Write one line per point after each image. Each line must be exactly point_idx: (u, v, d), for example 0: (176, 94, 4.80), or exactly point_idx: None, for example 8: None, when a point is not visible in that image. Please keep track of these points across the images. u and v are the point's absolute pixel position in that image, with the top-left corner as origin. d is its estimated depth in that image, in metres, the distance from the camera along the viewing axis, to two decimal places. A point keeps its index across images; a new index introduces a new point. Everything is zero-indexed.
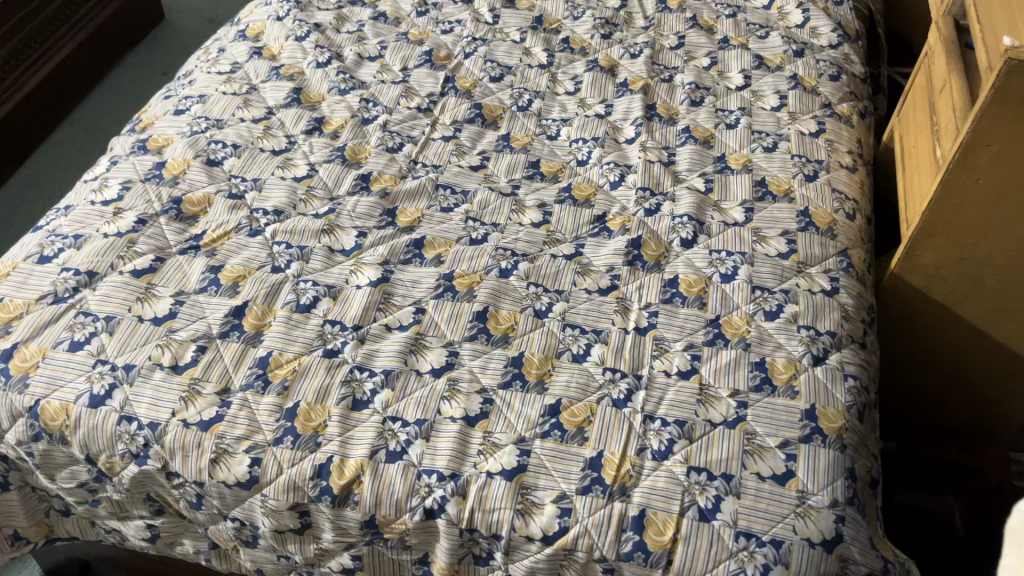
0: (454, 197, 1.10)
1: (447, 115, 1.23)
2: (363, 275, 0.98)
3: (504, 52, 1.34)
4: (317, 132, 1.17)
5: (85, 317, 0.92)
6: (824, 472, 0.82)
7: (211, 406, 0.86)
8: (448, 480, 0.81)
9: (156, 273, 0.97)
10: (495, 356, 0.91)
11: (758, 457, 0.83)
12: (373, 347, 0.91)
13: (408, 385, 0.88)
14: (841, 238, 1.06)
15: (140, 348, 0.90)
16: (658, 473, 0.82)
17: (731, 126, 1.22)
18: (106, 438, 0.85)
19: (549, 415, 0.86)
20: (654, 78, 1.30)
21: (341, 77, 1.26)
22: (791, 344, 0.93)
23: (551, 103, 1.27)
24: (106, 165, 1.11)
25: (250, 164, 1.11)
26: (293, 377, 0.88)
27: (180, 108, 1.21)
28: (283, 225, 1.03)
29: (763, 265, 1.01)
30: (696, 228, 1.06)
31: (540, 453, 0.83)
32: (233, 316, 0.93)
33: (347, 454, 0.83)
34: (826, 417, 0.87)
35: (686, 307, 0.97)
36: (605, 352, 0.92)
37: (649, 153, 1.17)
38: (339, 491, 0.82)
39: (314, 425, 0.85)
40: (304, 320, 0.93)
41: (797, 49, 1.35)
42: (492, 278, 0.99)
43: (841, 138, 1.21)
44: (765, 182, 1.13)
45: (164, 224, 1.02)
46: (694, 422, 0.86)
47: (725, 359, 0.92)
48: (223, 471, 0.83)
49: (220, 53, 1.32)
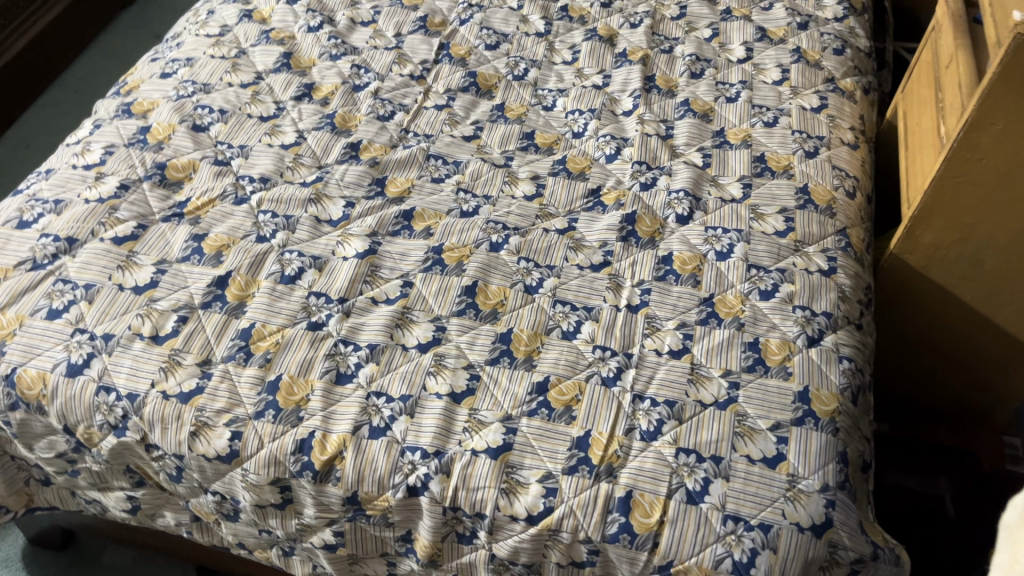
0: (445, 167, 1.08)
1: (441, 83, 1.20)
2: (350, 246, 0.96)
3: (501, 19, 1.31)
4: (307, 99, 1.14)
5: (64, 285, 0.90)
6: (815, 455, 0.81)
7: (191, 377, 0.84)
8: (432, 458, 0.80)
9: (137, 241, 0.94)
10: (483, 331, 0.89)
11: (748, 439, 0.81)
12: (359, 320, 0.89)
13: (393, 360, 0.86)
14: (840, 217, 1.04)
15: (120, 317, 0.88)
16: (646, 454, 0.80)
17: (731, 100, 1.19)
18: (84, 409, 0.84)
19: (537, 393, 0.84)
20: (654, 49, 1.27)
21: (333, 42, 1.23)
22: (785, 325, 0.92)
23: (548, 72, 1.24)
24: (89, 128, 1.08)
25: (237, 131, 1.08)
26: (276, 350, 0.86)
27: (167, 71, 1.18)
28: (269, 194, 1.01)
29: (760, 243, 0.99)
30: (692, 204, 1.04)
31: (526, 432, 0.81)
32: (215, 286, 0.91)
33: (330, 430, 0.82)
34: (819, 399, 0.85)
35: (680, 285, 0.95)
36: (596, 330, 0.90)
37: (646, 126, 1.14)
38: (321, 467, 0.80)
39: (296, 399, 0.83)
40: (289, 292, 0.91)
41: (801, 21, 1.32)
42: (482, 252, 0.97)
43: (844, 114, 1.18)
44: (764, 158, 1.10)
45: (147, 191, 1.00)
46: (684, 403, 0.84)
47: (717, 339, 0.90)
48: (203, 444, 0.82)
49: (209, 15, 1.29)
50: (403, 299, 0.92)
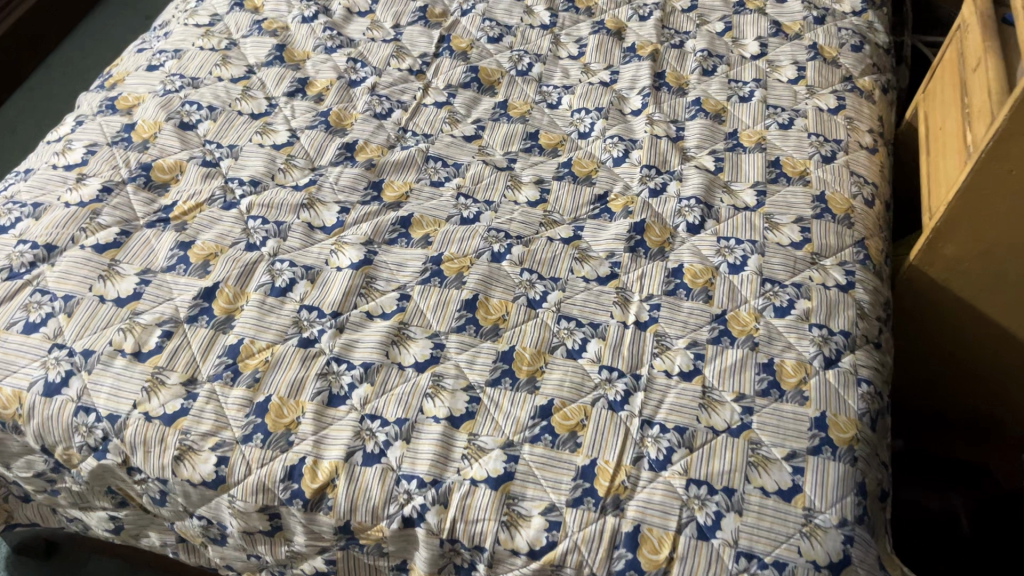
0: (445, 170, 1.03)
1: (441, 78, 1.14)
2: (345, 255, 0.91)
3: (505, 10, 1.25)
4: (300, 95, 1.08)
5: (42, 296, 0.85)
6: (833, 487, 0.77)
7: (176, 397, 0.80)
8: (429, 488, 0.76)
9: (120, 248, 0.89)
10: (484, 350, 0.85)
11: (763, 470, 0.77)
12: (353, 336, 0.85)
13: (389, 380, 0.82)
14: (858, 227, 0.99)
15: (101, 332, 0.83)
16: (655, 485, 0.76)
17: (744, 99, 1.14)
18: (62, 430, 0.79)
19: (540, 418, 0.80)
20: (664, 44, 1.22)
21: (328, 34, 1.17)
22: (801, 344, 0.87)
23: (553, 67, 1.18)
24: (71, 125, 1.03)
25: (227, 129, 1.03)
26: (265, 369, 0.81)
27: (154, 64, 1.12)
28: (260, 198, 0.96)
29: (774, 256, 0.94)
30: (704, 212, 0.99)
31: (529, 460, 0.77)
32: (202, 299, 0.86)
33: (321, 456, 0.77)
34: (837, 426, 0.81)
35: (691, 301, 0.90)
36: (602, 349, 0.85)
37: (656, 127, 1.09)
38: (312, 495, 0.76)
39: (285, 422, 0.79)
40: (279, 306, 0.86)
41: (818, 15, 1.26)
42: (483, 263, 0.92)
43: (862, 115, 1.13)
44: (779, 163, 1.05)
45: (131, 194, 0.94)
46: (695, 430, 0.80)
47: (730, 360, 0.85)
48: (188, 469, 0.77)
49: (198, 3, 1.23)
50: (400, 314, 0.87)
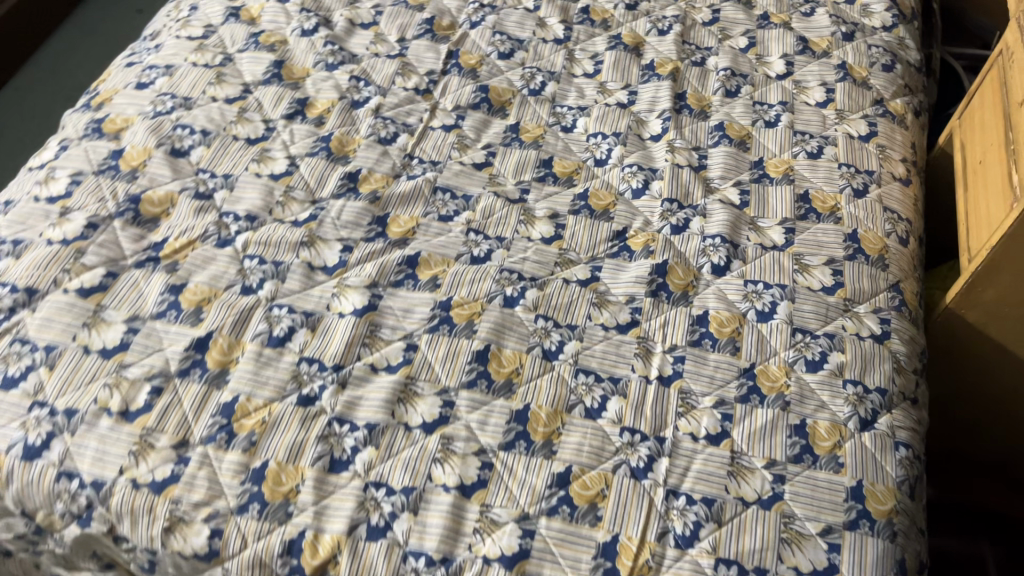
0: (454, 203, 0.96)
1: (449, 99, 1.08)
2: (347, 300, 0.85)
3: (516, 22, 1.18)
4: (300, 117, 1.02)
5: (22, 347, 0.79)
6: (871, 568, 0.72)
7: (166, 462, 0.74)
8: (439, 566, 0.70)
9: (107, 292, 0.83)
10: (496, 408, 0.79)
11: (796, 547, 0.72)
12: (357, 393, 0.79)
13: (395, 443, 0.76)
14: (893, 269, 0.93)
15: (86, 387, 0.77)
16: (682, 564, 0.71)
17: (770, 124, 1.08)
18: (43, 497, 0.73)
19: (557, 487, 0.74)
20: (684, 61, 1.15)
21: (329, 48, 1.10)
22: (835, 404, 0.82)
23: (567, 86, 1.12)
24: (55, 150, 0.97)
25: (221, 156, 0.96)
26: (262, 431, 0.76)
27: (144, 81, 1.05)
28: (256, 234, 0.89)
29: (805, 302, 0.89)
30: (730, 252, 0.93)
31: (546, 535, 0.72)
32: (194, 350, 0.80)
33: (322, 529, 0.72)
34: (874, 497, 0.76)
35: (717, 353, 0.84)
36: (623, 408, 0.80)
37: (677, 156, 1.03)
38: (313, 572, 0.70)
39: (284, 491, 0.73)
40: (277, 358, 0.80)
41: (847, 31, 1.20)
42: (496, 308, 0.86)
43: (895, 143, 1.07)
44: (809, 197, 0.99)
45: (118, 230, 0.88)
46: (723, 501, 0.74)
47: (760, 421, 0.80)
48: (178, 542, 0.71)
49: (191, 12, 1.16)
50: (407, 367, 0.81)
